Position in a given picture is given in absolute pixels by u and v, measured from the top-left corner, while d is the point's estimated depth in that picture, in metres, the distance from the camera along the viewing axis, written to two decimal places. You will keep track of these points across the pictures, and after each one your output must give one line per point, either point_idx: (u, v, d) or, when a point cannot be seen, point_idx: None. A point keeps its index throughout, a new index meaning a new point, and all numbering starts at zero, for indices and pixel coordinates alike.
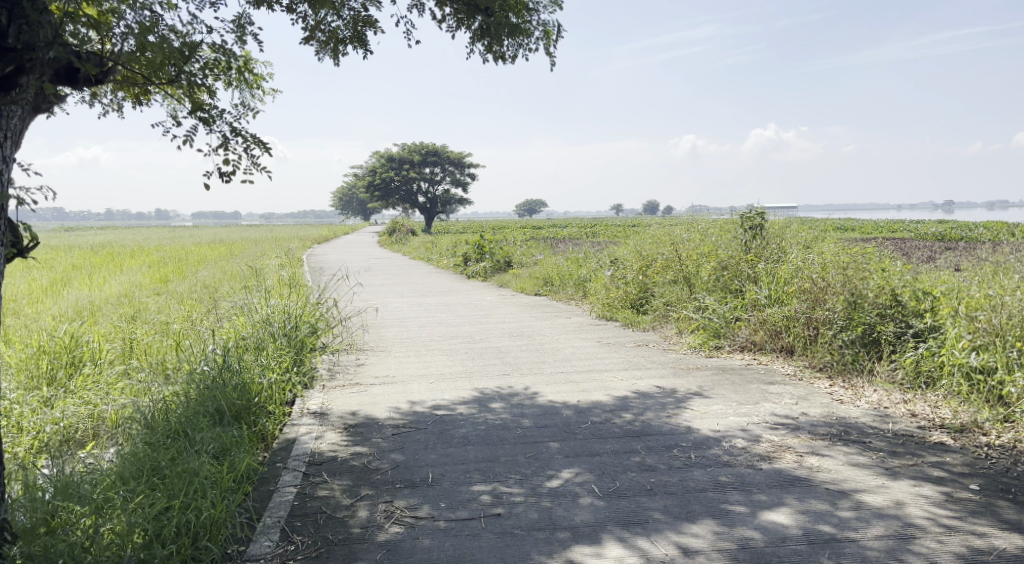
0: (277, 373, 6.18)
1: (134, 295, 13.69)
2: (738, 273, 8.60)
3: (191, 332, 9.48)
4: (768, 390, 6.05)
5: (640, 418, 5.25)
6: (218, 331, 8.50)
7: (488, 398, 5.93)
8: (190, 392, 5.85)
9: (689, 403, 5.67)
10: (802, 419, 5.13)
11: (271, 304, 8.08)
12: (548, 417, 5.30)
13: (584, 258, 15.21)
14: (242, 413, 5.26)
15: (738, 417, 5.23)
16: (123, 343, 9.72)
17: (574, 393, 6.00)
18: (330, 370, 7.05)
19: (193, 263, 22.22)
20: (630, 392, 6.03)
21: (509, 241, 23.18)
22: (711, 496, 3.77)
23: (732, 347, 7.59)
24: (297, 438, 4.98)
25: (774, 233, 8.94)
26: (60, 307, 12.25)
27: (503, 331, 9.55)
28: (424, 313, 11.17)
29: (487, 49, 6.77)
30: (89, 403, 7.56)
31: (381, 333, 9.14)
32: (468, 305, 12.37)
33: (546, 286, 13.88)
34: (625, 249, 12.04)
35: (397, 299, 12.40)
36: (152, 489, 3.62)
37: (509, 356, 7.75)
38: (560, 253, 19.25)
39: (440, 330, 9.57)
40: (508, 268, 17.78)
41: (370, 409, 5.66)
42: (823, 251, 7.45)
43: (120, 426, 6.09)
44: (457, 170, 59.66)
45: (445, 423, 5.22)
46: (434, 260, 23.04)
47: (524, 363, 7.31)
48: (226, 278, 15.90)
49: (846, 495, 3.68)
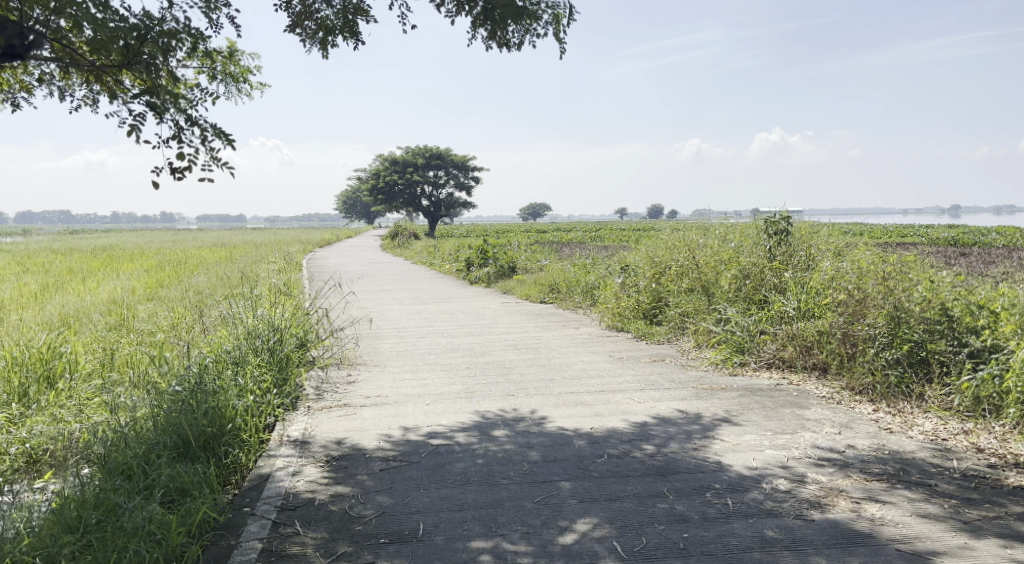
0: (256, 394, 5.53)
1: (121, 300, 13.10)
2: (762, 282, 7.98)
3: (175, 342, 8.87)
4: (805, 416, 5.41)
5: (663, 450, 4.61)
6: (201, 342, 7.87)
7: (491, 424, 5.30)
8: (159, 416, 5.21)
9: (717, 433, 5.02)
10: (850, 454, 4.49)
11: (256, 315, 7.43)
12: (558, 449, 4.67)
13: (592, 264, 14.57)
14: (212, 441, 4.63)
15: (777, 451, 4.60)
16: (103, 354, 9.11)
17: (588, 420, 5.36)
18: (318, 388, 6.43)
19: (189, 267, 21.61)
20: (650, 418, 5.39)
21: (513, 245, 22.53)
22: (758, 559, 3.13)
23: (758, 363, 6.96)
24: (272, 473, 4.33)
25: (800, 238, 8.33)
26: (41, 314, 11.64)
27: (508, 343, 8.90)
28: (423, 322, 10.55)
29: (490, 37, 6.19)
30: (57, 421, 6.95)
31: (376, 345, 8.51)
32: (471, 314, 11.72)
33: (552, 293, 13.23)
34: (637, 255, 11.40)
35: (396, 308, 11.78)
36: (82, 552, 3.05)
37: (515, 372, 7.11)
38: (567, 258, 18.56)
39: (440, 342, 8.94)
40: (512, 274, 17.12)
41: (358, 437, 5.02)
42: (858, 259, 6.85)
43: (83, 452, 5.49)
44: (461, 173, 59.07)
45: (441, 456, 4.58)
46: (436, 265, 22.43)
47: (531, 382, 6.68)
48: (220, 284, 15.31)
49: (924, 561, 3.05)
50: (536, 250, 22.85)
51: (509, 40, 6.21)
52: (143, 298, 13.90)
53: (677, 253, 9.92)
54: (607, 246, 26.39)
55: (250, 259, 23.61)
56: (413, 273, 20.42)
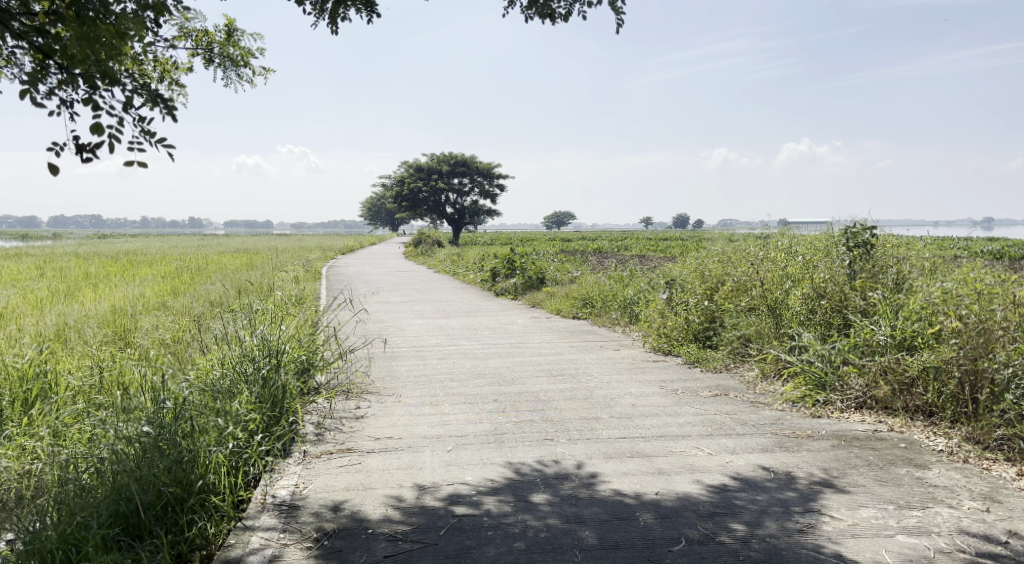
0: (239, 437, 4.51)
1: (126, 310, 12.30)
2: (842, 303, 6.83)
3: (167, 359, 7.92)
4: (929, 479, 4.23)
5: (759, 534, 3.48)
6: (193, 364, 6.91)
7: (529, 483, 4.20)
8: (117, 465, 4.22)
9: (823, 505, 3.87)
10: (1018, 546, 3.32)
11: (255, 333, 6.45)
12: (619, 528, 3.56)
13: (629, 277, 13.44)
14: (172, 509, 3.65)
15: (913, 537, 3.44)
16: (91, 371, 8.22)
17: (651, 482, 4.23)
18: (319, 425, 5.41)
19: (205, 274, 20.91)
20: (730, 481, 4.26)
21: (541, 254, 21.41)
22: None
23: (846, 404, 5.83)
24: (243, 557, 3.29)
25: (885, 251, 7.14)
26: (39, 324, 10.89)
27: (540, 367, 7.82)
28: (446, 339, 9.52)
29: (531, 6, 5.16)
30: (22, 453, 6.03)
31: (392, 369, 7.50)
32: (498, 330, 10.64)
33: (587, 308, 12.10)
34: (683, 268, 10.25)
35: (416, 324, 10.77)
36: None
37: (553, 408, 6.00)
38: (601, 269, 17.43)
39: (464, 364, 7.90)
40: (541, 285, 16.02)
41: (361, 500, 3.97)
42: (970, 278, 5.65)
43: (30, 501, 4.54)
44: (486, 181, 58.18)
45: (466, 533, 3.51)
46: (459, 275, 21.44)
47: (573, 422, 5.57)
48: (232, 291, 14.46)
49: None
50: (566, 259, 21.70)
51: (555, 9, 5.17)
52: (151, 308, 13.13)
53: (734, 267, 8.79)
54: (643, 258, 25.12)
55: (269, 266, 22.87)
56: (437, 283, 19.43)
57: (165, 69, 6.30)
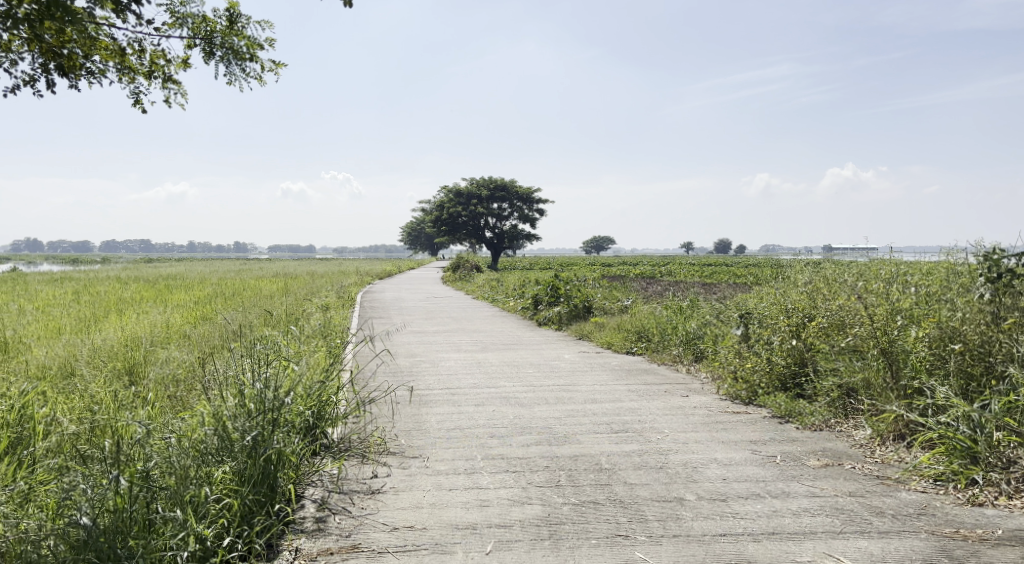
0: (205, 540, 3.35)
1: (141, 340, 11.32)
2: (986, 350, 5.45)
3: (163, 405, 6.80)
4: None
5: None
6: (184, 414, 5.76)
7: None
8: None
9: None
10: None
11: (254, 379, 5.27)
12: None
13: (689, 307, 12.02)
14: None
15: None
16: (82, 414, 7.15)
17: None
18: (323, 505, 4.21)
19: (234, 301, 20.00)
20: None
21: (588, 281, 20.00)
22: None
23: (1014, 486, 4.41)
24: None
25: None
26: (46, 356, 9.96)
27: (597, 419, 6.49)
28: (484, 380, 8.29)
29: None
30: None
31: (420, 420, 6.28)
32: (543, 368, 9.32)
33: (642, 343, 10.71)
34: (760, 300, 8.84)
35: (450, 359, 9.58)
36: None
37: (620, 482, 4.69)
38: (654, 297, 15.99)
39: (506, 414, 6.61)
40: (588, 315, 14.68)
41: None
42: None
43: None
44: (527, 205, 57.24)
45: None
46: (499, 302, 20.21)
47: (651, 505, 4.25)
48: (256, 318, 13.42)
49: None
50: (613, 287, 20.30)
51: None
52: (171, 338, 12.14)
53: (826, 298, 7.37)
54: (696, 265, 52.81)
55: (304, 293, 21.99)
56: (475, 310, 18.28)
57: (153, 59, 5.27)
